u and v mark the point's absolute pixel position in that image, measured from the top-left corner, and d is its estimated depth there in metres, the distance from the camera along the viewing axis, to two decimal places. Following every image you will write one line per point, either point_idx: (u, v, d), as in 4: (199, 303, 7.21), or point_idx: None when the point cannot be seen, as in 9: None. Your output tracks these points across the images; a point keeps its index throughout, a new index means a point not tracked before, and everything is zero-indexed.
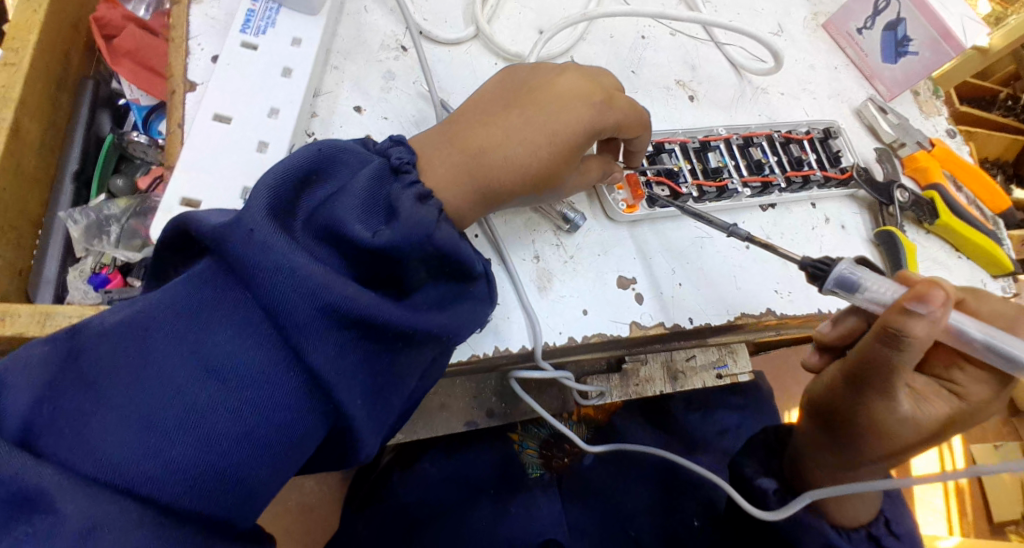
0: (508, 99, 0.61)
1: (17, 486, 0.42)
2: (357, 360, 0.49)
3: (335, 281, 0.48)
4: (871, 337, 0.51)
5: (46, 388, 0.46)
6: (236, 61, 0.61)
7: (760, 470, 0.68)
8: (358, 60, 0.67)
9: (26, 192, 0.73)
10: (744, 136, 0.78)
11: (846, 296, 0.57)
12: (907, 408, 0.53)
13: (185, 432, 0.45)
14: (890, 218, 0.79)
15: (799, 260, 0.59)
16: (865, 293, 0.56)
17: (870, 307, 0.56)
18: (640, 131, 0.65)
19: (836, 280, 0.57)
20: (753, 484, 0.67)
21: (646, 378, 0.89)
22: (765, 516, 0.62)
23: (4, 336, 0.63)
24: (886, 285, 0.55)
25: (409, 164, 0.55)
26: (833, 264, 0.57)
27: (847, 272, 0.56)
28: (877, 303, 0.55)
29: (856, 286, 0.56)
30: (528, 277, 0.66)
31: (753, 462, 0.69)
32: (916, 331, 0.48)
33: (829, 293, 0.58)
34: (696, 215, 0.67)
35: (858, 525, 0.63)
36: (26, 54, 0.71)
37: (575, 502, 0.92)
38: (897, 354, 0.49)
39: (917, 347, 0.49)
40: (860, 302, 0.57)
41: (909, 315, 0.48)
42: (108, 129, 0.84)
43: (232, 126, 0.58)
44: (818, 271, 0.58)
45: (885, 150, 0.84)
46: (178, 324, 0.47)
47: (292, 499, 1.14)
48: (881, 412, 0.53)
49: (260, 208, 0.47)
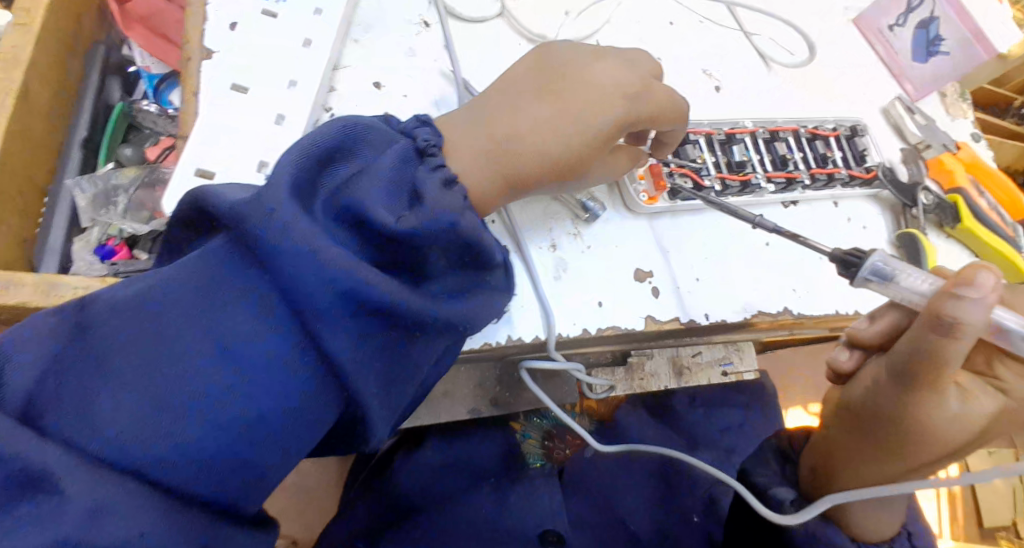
0: (539, 83, 0.59)
1: (20, 466, 0.40)
2: (374, 349, 0.48)
3: (357, 266, 0.46)
4: (921, 327, 0.49)
5: (55, 363, 0.45)
6: (255, 29, 0.59)
7: (775, 479, 0.68)
8: (379, 35, 0.66)
9: (34, 158, 0.71)
10: (770, 130, 0.76)
11: (880, 286, 0.59)
12: (954, 405, 0.51)
13: (196, 415, 0.45)
14: (912, 220, 0.78)
15: (830, 252, 0.61)
16: (900, 283, 0.57)
17: (907, 297, 0.57)
18: (674, 123, 0.63)
19: (871, 270, 0.59)
20: (769, 493, 0.67)
21: (652, 372, 0.90)
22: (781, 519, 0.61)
23: (8, 304, 0.62)
24: (920, 276, 0.57)
25: (435, 148, 0.54)
26: (867, 255, 0.60)
27: (880, 263, 0.59)
28: (914, 293, 0.57)
29: (890, 275, 0.58)
30: (544, 265, 0.65)
31: (766, 472, 0.69)
32: (970, 316, 0.47)
33: (863, 283, 0.59)
34: (724, 208, 0.66)
35: (882, 540, 0.61)
36: (39, 15, 0.69)
37: (575, 493, 0.91)
38: (951, 345, 0.48)
39: (972, 335, 0.47)
40: (895, 293, 0.58)
41: (960, 299, 0.47)
42: (118, 97, 0.82)
43: (250, 97, 0.56)
44: (851, 262, 0.60)
45: (910, 150, 0.82)
46: (191, 303, 0.46)
47: (290, 477, 1.14)
48: (927, 410, 0.51)
49: (283, 185, 0.45)
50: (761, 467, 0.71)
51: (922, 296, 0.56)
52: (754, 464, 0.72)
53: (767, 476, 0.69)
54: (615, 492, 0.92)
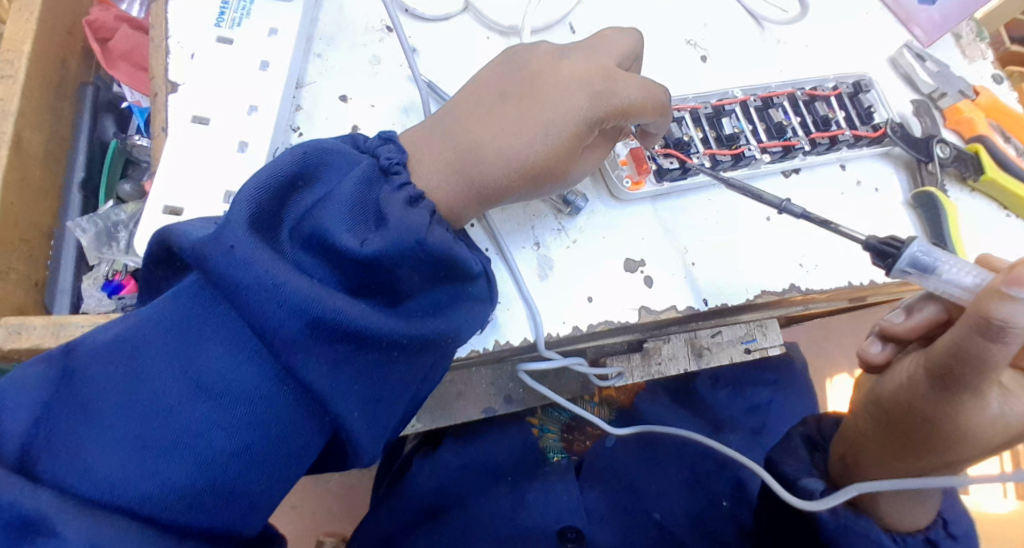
0: (503, 87, 0.56)
1: (18, 511, 0.40)
2: (352, 374, 0.47)
3: (322, 294, 0.46)
4: (964, 329, 0.42)
5: (44, 409, 0.44)
6: (213, 58, 0.59)
7: (803, 470, 0.62)
8: (340, 47, 0.65)
9: (35, 203, 0.74)
10: (762, 98, 0.71)
11: (919, 279, 0.50)
12: (994, 406, 0.45)
13: (179, 452, 0.44)
14: (930, 176, 0.72)
15: (863, 239, 0.51)
16: (942, 276, 0.49)
17: (948, 292, 0.49)
18: (656, 119, 0.59)
19: (910, 262, 0.49)
20: (797, 484, 0.60)
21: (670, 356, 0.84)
22: (805, 506, 0.56)
23: (25, 349, 0.64)
24: (965, 266, 0.49)
25: (400, 165, 0.52)
26: (906, 243, 0.49)
27: (922, 253, 0.49)
28: (956, 286, 0.49)
29: (931, 268, 0.49)
30: (528, 266, 0.62)
31: (793, 462, 0.63)
32: (1020, 320, 0.40)
33: (899, 276, 0.50)
34: (743, 189, 0.61)
35: (914, 529, 0.57)
36: (22, 65, 0.71)
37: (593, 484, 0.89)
38: (996, 349, 0.41)
39: (1022, 338, 0.41)
40: (933, 286, 0.49)
41: (1010, 302, 0.40)
42: (112, 133, 0.83)
43: (211, 128, 0.56)
44: (886, 253, 0.50)
45: (923, 101, 0.76)
46: (166, 344, 0.46)
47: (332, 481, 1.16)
48: (967, 413, 0.45)
49: (240, 220, 0.45)
50: (788, 456, 0.64)
51: (966, 290, 0.48)
52: (781, 452, 0.65)
53: (794, 466, 0.63)
54: (636, 485, 0.89)
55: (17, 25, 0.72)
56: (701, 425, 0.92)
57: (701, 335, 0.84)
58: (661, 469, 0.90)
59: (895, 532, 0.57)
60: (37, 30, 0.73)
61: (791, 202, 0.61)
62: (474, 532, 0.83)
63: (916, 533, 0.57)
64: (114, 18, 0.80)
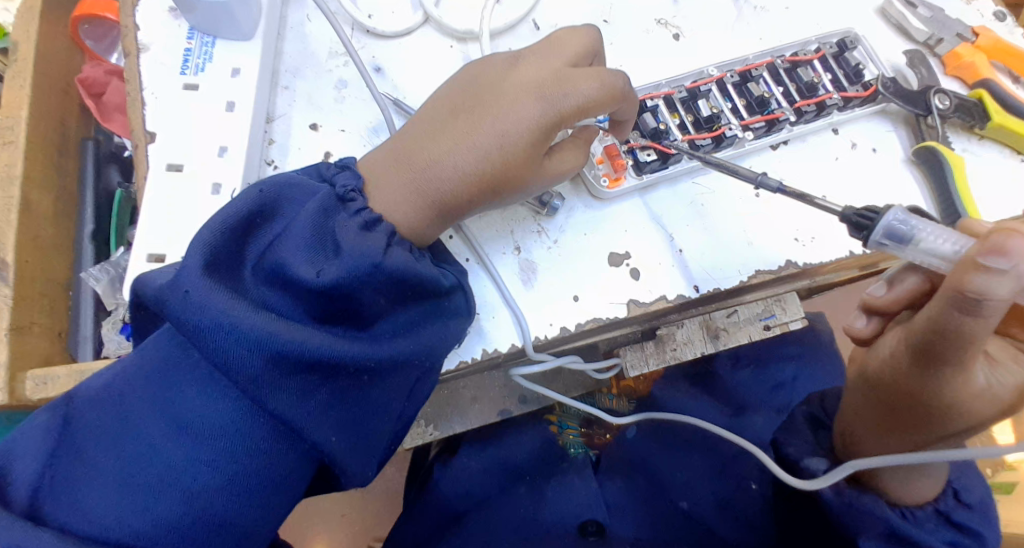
0: (457, 102, 0.57)
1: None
2: (323, 401, 0.48)
3: (281, 327, 0.47)
4: (942, 305, 0.45)
5: (46, 458, 0.47)
6: (183, 106, 0.61)
7: (806, 449, 0.66)
8: (307, 75, 0.66)
9: (49, 258, 0.77)
10: (739, 72, 0.69)
11: (896, 250, 0.51)
12: (981, 378, 0.48)
13: (167, 488, 0.46)
14: (932, 131, 0.68)
15: (840, 212, 0.53)
16: (919, 245, 0.50)
17: (927, 261, 0.50)
18: (615, 107, 0.57)
19: (885, 232, 0.51)
20: (800, 465, 0.65)
21: (684, 342, 0.71)
22: (805, 486, 0.60)
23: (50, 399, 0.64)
24: (944, 234, 0.49)
25: (355, 191, 0.54)
26: (880, 213, 0.51)
27: (897, 223, 0.51)
28: (936, 256, 0.50)
29: (907, 237, 0.50)
30: (510, 272, 0.62)
31: (796, 442, 0.67)
32: (997, 291, 0.42)
33: (877, 247, 0.52)
34: (720, 165, 0.59)
35: (923, 502, 0.60)
36: (21, 129, 0.75)
37: (615, 477, 0.91)
38: (974, 323, 0.44)
39: (998, 309, 0.43)
40: (912, 255, 0.51)
41: (986, 273, 0.43)
42: (117, 182, 0.87)
43: (185, 173, 0.59)
44: (862, 225, 0.52)
45: (918, 51, 0.73)
46: (149, 387, 0.48)
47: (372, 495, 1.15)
48: (954, 386, 0.48)
49: (194, 264, 0.46)
50: (793, 437, 0.68)
51: (943, 258, 0.49)
52: (785, 433, 0.69)
53: (796, 446, 0.67)
54: (661, 475, 0.89)
55: (13, 92, 0.76)
56: (722, 408, 0.91)
57: (715, 315, 0.71)
58: (684, 455, 0.89)
59: (903, 506, 0.60)
60: (31, 94, 0.77)
61: (768, 175, 0.59)
62: (495, 532, 0.83)
63: (925, 505, 0.61)
64: (104, 72, 0.83)
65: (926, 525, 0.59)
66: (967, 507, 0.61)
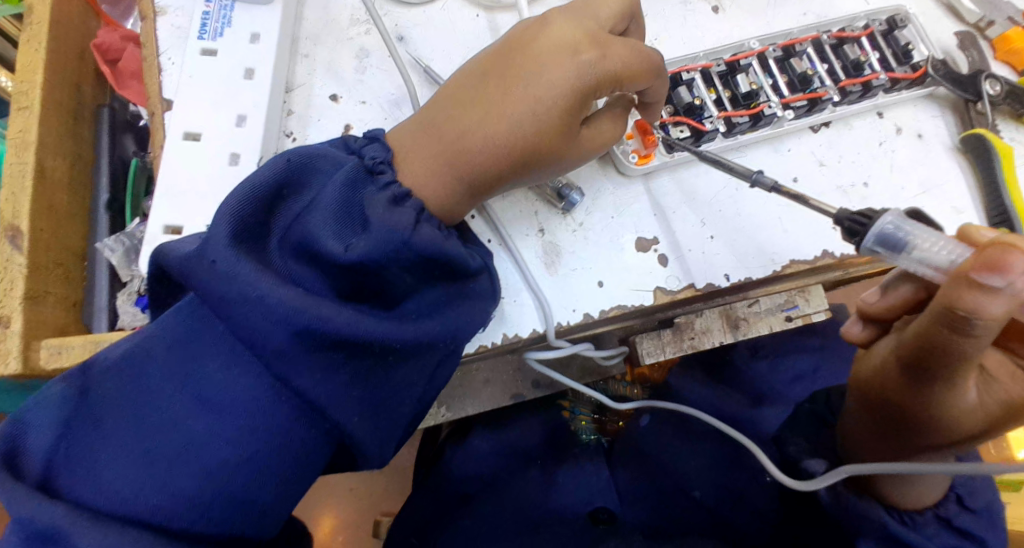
0: (488, 69, 0.54)
1: (38, 525, 0.42)
2: (347, 381, 0.47)
3: (307, 302, 0.45)
4: (934, 319, 0.44)
5: (62, 427, 0.46)
6: (200, 71, 0.59)
7: (806, 450, 0.66)
8: (328, 43, 0.63)
9: (64, 227, 0.74)
10: (782, 46, 0.65)
11: (889, 257, 0.47)
12: (973, 395, 0.47)
13: (186, 463, 0.45)
14: (980, 117, 0.65)
15: (834, 213, 0.50)
16: (912, 253, 0.46)
17: (919, 270, 0.46)
18: (652, 80, 0.55)
19: (878, 238, 0.47)
20: (801, 466, 0.65)
21: (704, 329, 0.67)
22: (799, 486, 0.59)
23: (64, 369, 0.62)
24: (939, 241, 0.45)
25: (384, 164, 0.52)
26: (873, 217, 0.48)
27: (891, 227, 0.47)
28: (927, 265, 0.46)
29: (901, 244, 0.46)
30: (533, 254, 0.60)
31: (796, 441, 0.67)
32: (988, 310, 0.40)
33: (869, 253, 0.48)
34: (714, 160, 0.56)
35: (922, 507, 0.59)
36: (36, 94, 0.71)
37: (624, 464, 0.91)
38: (965, 340, 0.43)
39: (991, 329, 0.41)
40: (906, 264, 0.47)
41: (981, 291, 0.40)
42: (132, 151, 0.84)
43: (202, 143, 0.57)
44: (855, 229, 0.49)
45: (969, 32, 0.69)
46: (171, 358, 0.47)
47: (385, 476, 1.12)
48: (944, 400, 0.48)
49: (221, 235, 0.45)
50: (794, 436, 0.68)
51: (937, 269, 0.45)
52: (788, 432, 0.69)
53: (798, 445, 0.67)
54: (670, 465, 0.87)
55: (28, 56, 0.72)
56: (738, 400, 0.90)
57: (736, 304, 0.68)
58: (693, 446, 0.88)
59: (902, 510, 0.59)
60: (47, 59, 0.73)
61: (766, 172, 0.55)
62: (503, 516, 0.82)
63: (925, 511, 0.59)
64: (120, 38, 0.81)
65: (925, 529, 0.58)
66: (972, 513, 0.58)
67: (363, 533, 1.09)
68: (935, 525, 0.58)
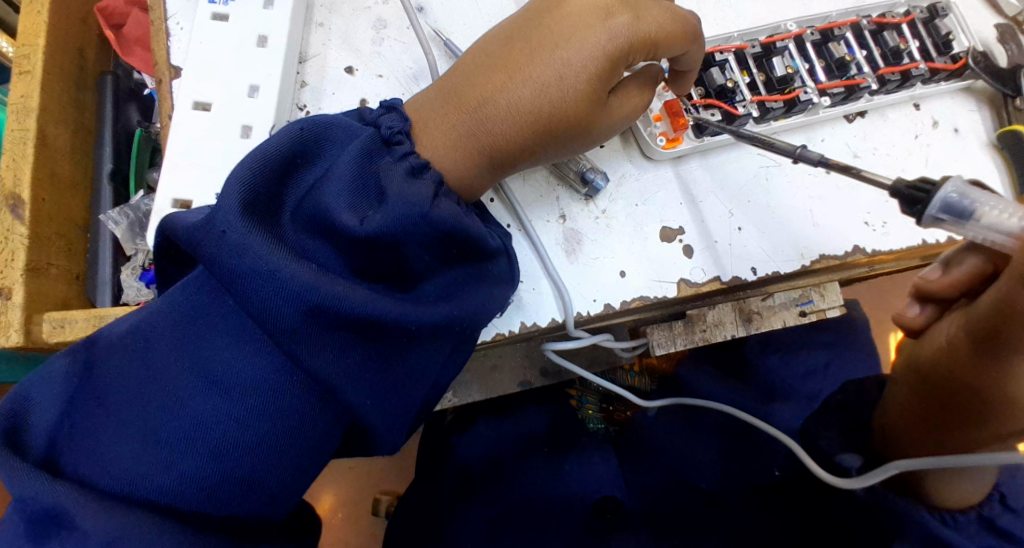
0: (516, 37, 0.52)
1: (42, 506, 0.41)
2: (360, 361, 0.45)
3: (323, 279, 0.43)
4: (1011, 282, 0.43)
5: (67, 404, 0.44)
6: (209, 37, 0.57)
7: (838, 444, 0.65)
8: (344, 11, 0.61)
9: (67, 199, 0.71)
10: (820, 30, 0.62)
11: (954, 226, 0.45)
12: None
13: (192, 445, 0.43)
14: (1018, 113, 0.63)
15: (889, 185, 0.47)
16: (981, 221, 0.44)
17: (989, 238, 0.45)
18: (686, 47, 0.53)
19: (942, 206, 0.45)
20: (834, 461, 0.63)
21: (715, 321, 0.65)
22: (840, 484, 0.58)
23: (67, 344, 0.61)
24: (1006, 207, 0.44)
25: (401, 134, 0.49)
26: (936, 185, 0.45)
27: (954, 195, 0.44)
28: (997, 232, 0.44)
29: (968, 211, 0.44)
30: (553, 240, 0.58)
31: (828, 436, 0.66)
32: None
33: (933, 223, 0.46)
34: (753, 138, 0.54)
35: (965, 506, 0.57)
36: (38, 59, 0.68)
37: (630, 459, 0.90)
38: None
39: None
40: (973, 231, 0.45)
41: None
42: (137, 121, 0.80)
43: (213, 113, 0.55)
44: (916, 199, 0.46)
45: (1009, 25, 0.67)
46: (177, 335, 0.45)
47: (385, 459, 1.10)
48: (1014, 375, 0.47)
49: (232, 204, 0.42)
50: (824, 431, 0.67)
51: (1008, 234, 0.44)
52: (816, 426, 0.69)
53: (830, 440, 0.66)
54: (681, 457, 0.88)
55: (29, 18, 0.68)
56: (751, 395, 0.88)
57: (750, 297, 0.65)
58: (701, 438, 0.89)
59: (944, 510, 0.57)
60: (49, 22, 0.69)
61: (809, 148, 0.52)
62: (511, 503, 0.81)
63: (967, 510, 0.57)
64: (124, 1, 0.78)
65: (966, 530, 0.56)
66: (1014, 513, 0.56)
67: (362, 513, 1.08)
68: (976, 525, 0.56)
